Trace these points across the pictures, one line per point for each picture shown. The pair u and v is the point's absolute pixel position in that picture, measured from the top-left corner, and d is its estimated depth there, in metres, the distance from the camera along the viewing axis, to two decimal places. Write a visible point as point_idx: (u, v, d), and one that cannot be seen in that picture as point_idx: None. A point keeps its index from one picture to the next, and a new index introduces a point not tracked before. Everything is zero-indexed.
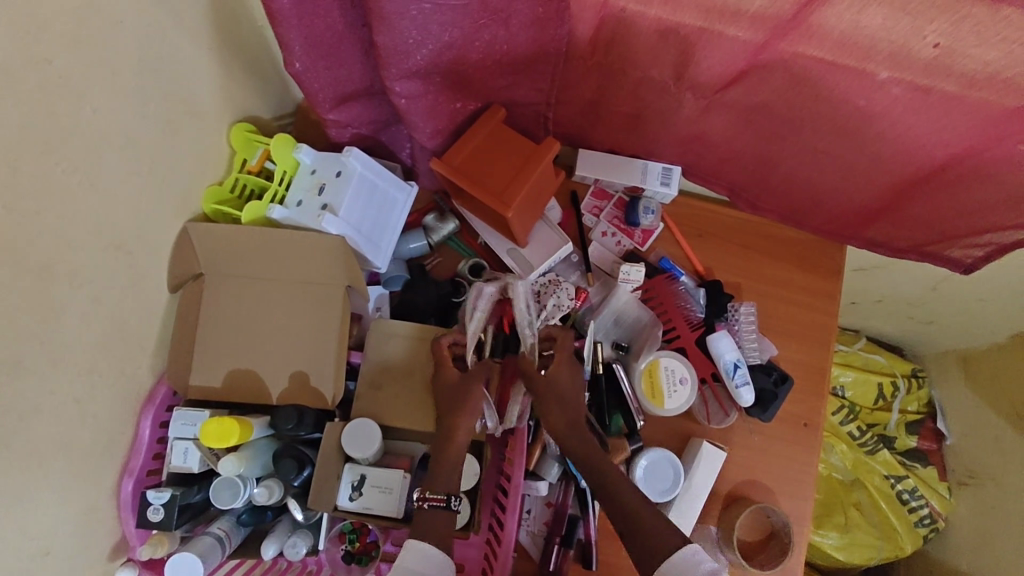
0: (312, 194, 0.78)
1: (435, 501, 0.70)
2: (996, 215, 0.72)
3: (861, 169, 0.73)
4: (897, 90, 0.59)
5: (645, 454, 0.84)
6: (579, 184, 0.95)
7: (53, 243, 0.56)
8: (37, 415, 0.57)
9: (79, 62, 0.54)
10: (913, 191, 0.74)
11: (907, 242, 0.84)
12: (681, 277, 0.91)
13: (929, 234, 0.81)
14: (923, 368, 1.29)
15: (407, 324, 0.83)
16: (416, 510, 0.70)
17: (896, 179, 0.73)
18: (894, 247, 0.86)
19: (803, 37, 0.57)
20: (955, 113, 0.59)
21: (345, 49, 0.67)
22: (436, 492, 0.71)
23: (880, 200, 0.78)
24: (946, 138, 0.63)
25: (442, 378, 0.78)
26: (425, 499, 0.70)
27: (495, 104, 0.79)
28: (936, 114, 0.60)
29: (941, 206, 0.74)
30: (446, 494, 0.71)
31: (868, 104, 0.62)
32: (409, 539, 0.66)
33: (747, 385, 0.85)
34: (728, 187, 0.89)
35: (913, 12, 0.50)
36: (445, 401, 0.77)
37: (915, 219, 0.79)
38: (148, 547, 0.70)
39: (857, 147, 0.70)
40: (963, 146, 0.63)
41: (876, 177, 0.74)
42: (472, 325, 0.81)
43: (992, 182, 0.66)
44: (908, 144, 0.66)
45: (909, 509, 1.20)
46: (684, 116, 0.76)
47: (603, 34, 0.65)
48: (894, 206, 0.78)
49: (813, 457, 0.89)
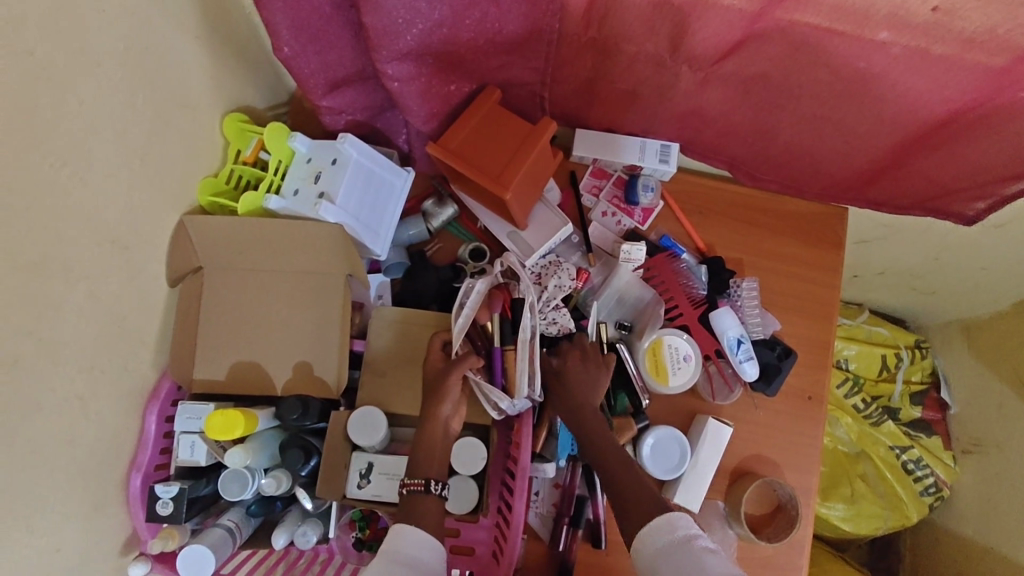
0: (308, 183, 0.77)
1: (412, 485, 0.70)
2: (998, 168, 0.71)
3: (861, 133, 0.73)
4: (896, 50, 0.58)
5: (651, 432, 0.84)
6: (577, 165, 0.94)
7: (46, 239, 0.55)
8: (40, 411, 0.57)
9: (61, 52, 0.53)
10: (915, 149, 0.73)
11: (910, 199, 0.83)
12: (682, 255, 0.91)
13: (931, 191, 0.80)
14: (926, 339, 1.29)
15: (394, 309, 0.82)
16: (402, 497, 0.71)
17: (896, 140, 0.72)
18: (896, 206, 0.86)
19: (799, 4, 0.57)
20: (955, 72, 0.59)
21: (334, 33, 0.66)
22: (417, 477, 0.71)
23: (881, 161, 0.77)
24: (949, 97, 0.62)
25: (428, 366, 0.78)
26: (404, 485, 0.70)
27: (489, 86, 0.78)
28: (935, 74, 0.60)
29: (944, 162, 0.73)
30: (426, 479, 0.71)
31: (868, 66, 0.61)
32: (398, 525, 0.65)
33: (750, 360, 0.86)
34: (727, 161, 0.88)
35: None
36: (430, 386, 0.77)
37: (918, 177, 0.78)
38: (159, 541, 0.70)
39: (857, 112, 0.69)
40: (965, 103, 0.63)
41: (877, 139, 0.73)
42: (460, 320, 0.77)
43: (995, 135, 0.66)
44: (910, 106, 0.65)
45: (915, 479, 1.20)
46: (681, 91, 0.76)
47: (596, 7, 0.64)
48: (896, 165, 0.77)
49: (817, 429, 0.89)
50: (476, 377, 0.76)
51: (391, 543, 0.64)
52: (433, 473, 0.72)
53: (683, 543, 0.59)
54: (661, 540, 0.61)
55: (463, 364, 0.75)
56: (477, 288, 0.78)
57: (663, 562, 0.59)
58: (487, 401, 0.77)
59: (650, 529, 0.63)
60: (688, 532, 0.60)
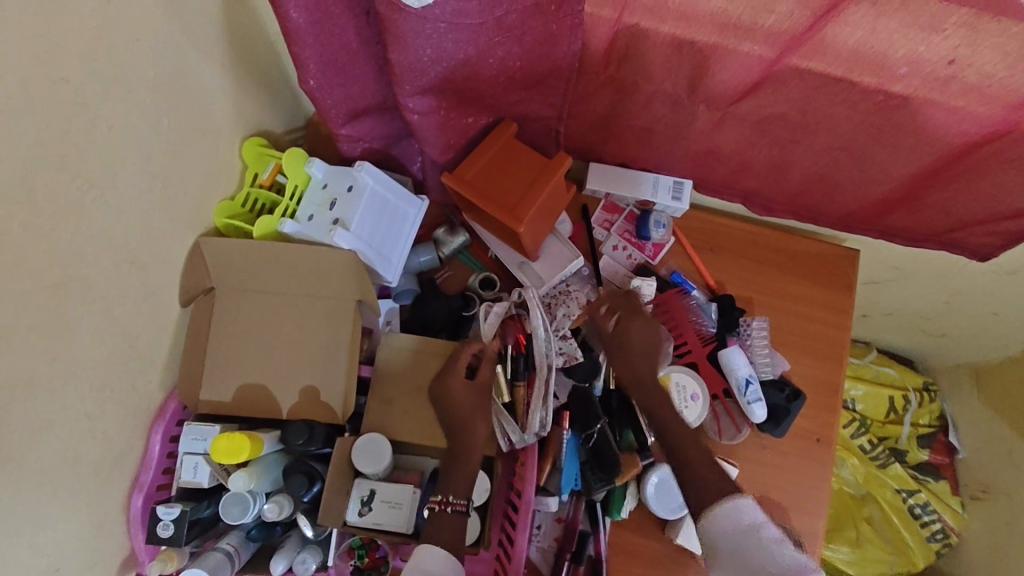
0: (323, 209, 0.78)
1: (457, 505, 0.70)
2: (1014, 201, 0.71)
3: (877, 164, 0.73)
4: (915, 85, 0.58)
5: (656, 470, 0.83)
6: (589, 199, 0.94)
7: (68, 259, 0.56)
8: (50, 428, 0.57)
9: (97, 77, 0.54)
10: (930, 182, 0.73)
11: (924, 231, 0.83)
12: (692, 291, 0.91)
13: (945, 223, 0.80)
14: (934, 382, 1.28)
15: (413, 337, 0.83)
16: (438, 514, 0.70)
17: (912, 172, 0.72)
18: (910, 236, 0.86)
19: (815, 52, 0.58)
20: (975, 110, 0.59)
21: (359, 67, 0.67)
22: (458, 497, 0.72)
23: (898, 191, 0.77)
24: (965, 134, 0.63)
25: (453, 396, 0.78)
26: (447, 504, 0.71)
27: (506, 119, 0.79)
28: (954, 112, 0.60)
29: (959, 195, 0.73)
30: (468, 501, 0.71)
31: (887, 99, 0.61)
32: (425, 544, 0.65)
33: (759, 402, 0.84)
34: (741, 196, 0.89)
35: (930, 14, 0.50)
36: (455, 412, 0.77)
37: (933, 210, 0.78)
38: (157, 564, 0.69)
39: (875, 146, 0.69)
40: (982, 140, 0.63)
41: (894, 171, 0.73)
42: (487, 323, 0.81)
43: (1010, 173, 0.66)
44: (928, 141, 0.66)
45: (922, 524, 1.19)
46: (697, 130, 0.77)
47: (616, 47, 0.65)
48: (910, 197, 0.77)
49: (825, 473, 0.88)
50: (497, 407, 0.77)
51: (416, 560, 0.64)
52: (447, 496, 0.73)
53: (751, 533, 0.66)
54: (730, 527, 0.67)
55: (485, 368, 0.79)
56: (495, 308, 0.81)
57: (734, 549, 0.66)
58: (500, 432, 0.78)
59: (707, 514, 0.69)
60: (757, 524, 0.66)
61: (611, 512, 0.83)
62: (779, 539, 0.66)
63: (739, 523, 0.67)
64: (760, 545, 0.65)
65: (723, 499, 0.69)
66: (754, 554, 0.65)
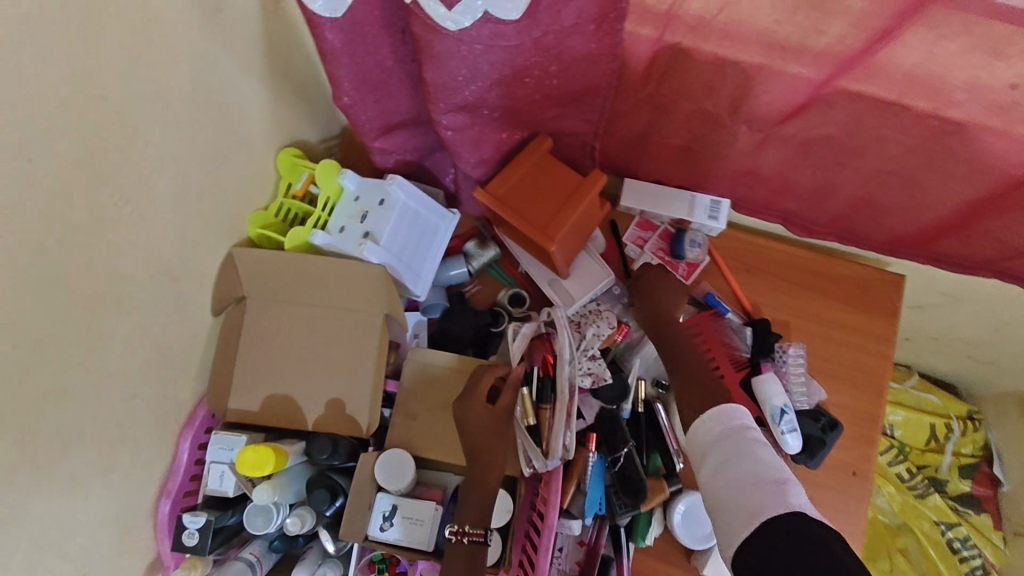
0: (355, 221, 0.78)
1: (475, 535, 0.69)
2: None
3: (929, 190, 0.69)
4: (975, 112, 0.55)
5: (684, 497, 0.81)
6: (623, 215, 0.92)
7: (102, 273, 0.56)
8: (82, 437, 0.58)
9: (138, 93, 0.54)
10: (985, 210, 0.69)
11: (976, 259, 0.79)
12: (727, 313, 0.89)
13: (1000, 251, 0.76)
14: (979, 411, 1.21)
15: (445, 356, 0.82)
16: (456, 543, 0.69)
17: (967, 201, 0.69)
18: (961, 263, 0.81)
19: (867, 76, 0.56)
20: None
21: (393, 83, 0.67)
22: (476, 525, 0.70)
23: (949, 219, 0.73)
24: None
25: (479, 417, 0.76)
26: (464, 534, 0.69)
27: (541, 133, 0.77)
28: (1016, 141, 0.57)
29: (1017, 224, 0.69)
30: (486, 529, 0.70)
31: (943, 126, 0.58)
32: None
33: (793, 432, 0.81)
34: (781, 216, 0.86)
35: (995, 41, 0.47)
36: (477, 438, 0.75)
37: (987, 238, 0.74)
38: (181, 571, 0.70)
39: (928, 172, 0.66)
40: None
41: (946, 198, 0.70)
42: (515, 345, 0.80)
43: None
44: (986, 169, 0.62)
45: (961, 559, 1.12)
46: (737, 150, 0.74)
47: (656, 65, 0.64)
48: (963, 225, 0.73)
49: (860, 508, 0.85)
50: (522, 429, 0.76)
51: None
52: (469, 514, 0.71)
53: (736, 431, 0.61)
54: (716, 426, 0.63)
55: (508, 392, 0.76)
56: (523, 329, 0.81)
57: (717, 448, 0.61)
58: (523, 455, 0.76)
59: (700, 420, 0.65)
60: (742, 427, 0.62)
61: (635, 538, 0.82)
62: (761, 441, 0.60)
63: (724, 424, 0.63)
64: (740, 439, 0.60)
65: (719, 405, 0.65)
66: (730, 440, 0.60)
